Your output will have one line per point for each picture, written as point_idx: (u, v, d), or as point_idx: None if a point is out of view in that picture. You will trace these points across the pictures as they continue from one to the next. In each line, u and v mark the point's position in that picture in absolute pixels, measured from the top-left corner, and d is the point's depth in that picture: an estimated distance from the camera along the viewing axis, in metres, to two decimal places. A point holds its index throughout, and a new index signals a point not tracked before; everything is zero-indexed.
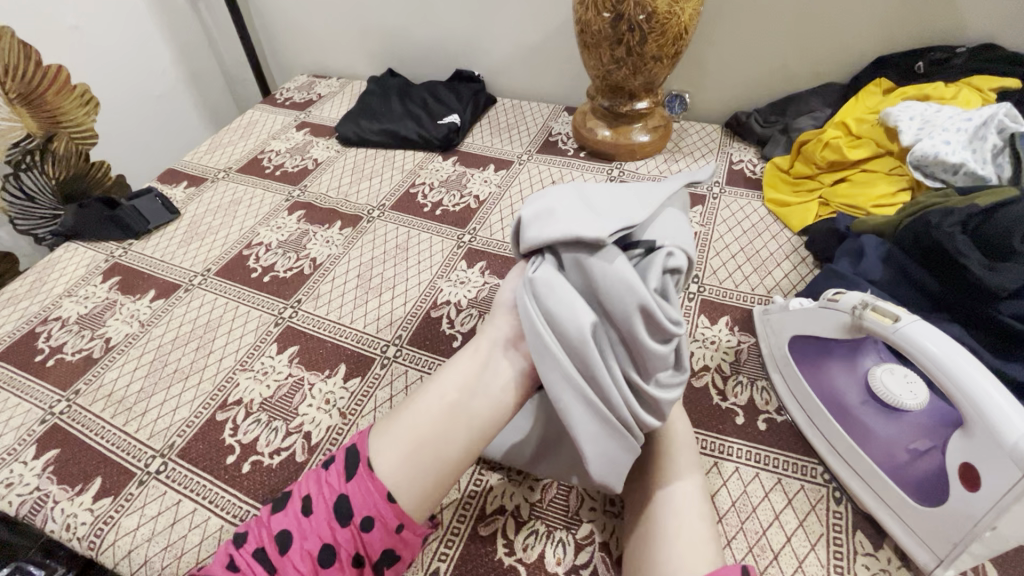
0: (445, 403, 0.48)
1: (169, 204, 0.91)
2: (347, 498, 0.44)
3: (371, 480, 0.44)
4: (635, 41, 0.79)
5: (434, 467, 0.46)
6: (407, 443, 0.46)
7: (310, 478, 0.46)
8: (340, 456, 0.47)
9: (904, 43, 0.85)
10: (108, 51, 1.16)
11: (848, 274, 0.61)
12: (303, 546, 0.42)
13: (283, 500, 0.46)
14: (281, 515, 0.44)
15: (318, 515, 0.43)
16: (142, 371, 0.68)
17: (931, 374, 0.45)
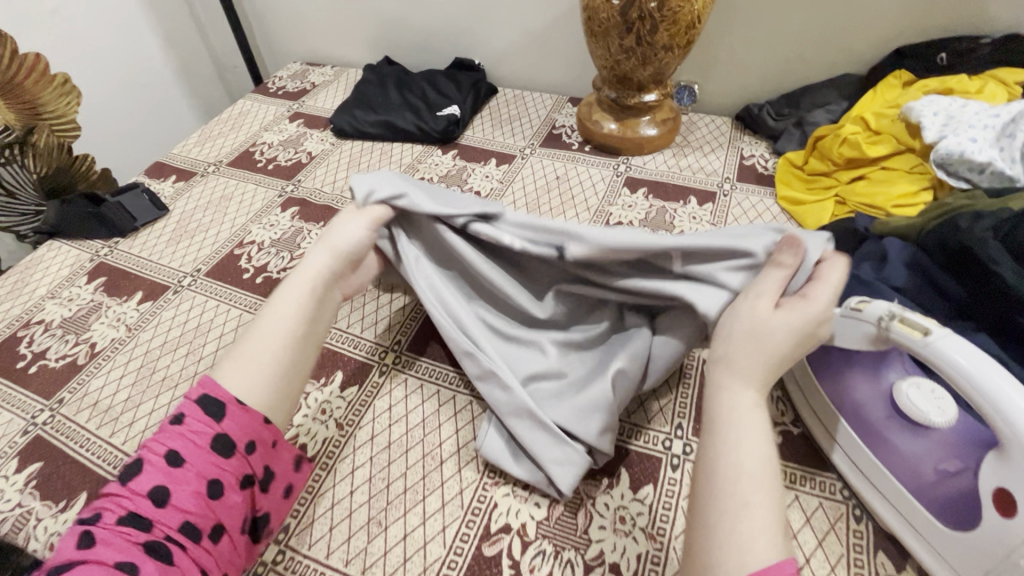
0: (291, 329, 0.51)
1: (157, 200, 0.87)
2: (226, 435, 0.45)
3: (244, 412, 0.46)
4: (646, 30, 0.75)
5: (279, 379, 0.49)
6: (260, 370, 0.48)
7: (164, 434, 0.44)
8: (193, 408, 0.45)
9: (926, 33, 0.82)
10: (88, 34, 1.11)
11: (871, 279, 0.58)
12: (185, 489, 0.42)
13: (135, 464, 0.42)
14: (144, 475, 0.42)
15: (194, 459, 0.43)
16: (129, 378, 0.65)
17: (966, 393, 0.43)
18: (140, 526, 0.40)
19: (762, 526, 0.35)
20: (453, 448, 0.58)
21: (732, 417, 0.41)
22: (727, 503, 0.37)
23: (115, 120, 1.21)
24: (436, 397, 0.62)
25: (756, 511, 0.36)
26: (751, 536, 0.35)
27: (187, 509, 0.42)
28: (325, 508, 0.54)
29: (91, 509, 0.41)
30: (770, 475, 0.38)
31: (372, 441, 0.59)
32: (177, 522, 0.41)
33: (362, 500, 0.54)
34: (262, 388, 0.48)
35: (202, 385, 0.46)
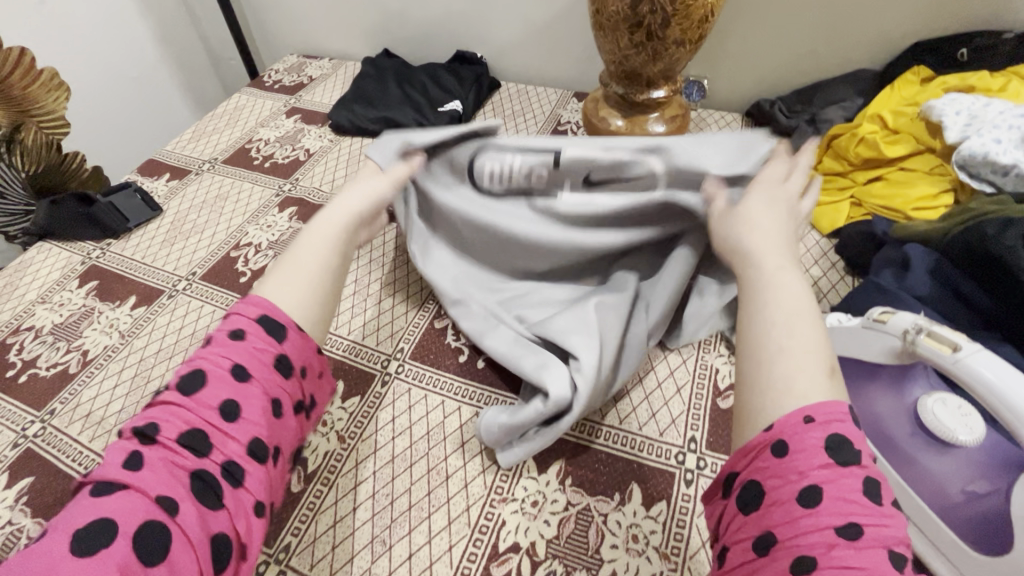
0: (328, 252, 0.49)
1: (150, 200, 0.85)
2: (287, 356, 0.42)
3: (303, 336, 0.44)
4: (657, 24, 0.72)
5: (317, 294, 0.47)
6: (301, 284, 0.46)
7: (221, 348, 0.40)
8: (254, 326, 0.42)
9: (946, 26, 0.79)
10: (75, 24, 1.07)
11: (892, 288, 0.56)
12: (251, 408, 0.39)
13: (192, 378, 0.39)
14: (206, 389, 0.39)
15: (259, 375, 0.40)
16: (123, 388, 0.63)
17: (995, 410, 0.41)
18: (199, 449, 0.37)
19: (798, 368, 0.35)
20: (459, 462, 0.56)
21: (769, 278, 0.41)
22: (768, 347, 0.37)
23: (105, 115, 1.18)
24: (441, 408, 0.60)
25: (800, 349, 0.36)
26: (791, 373, 0.35)
27: (249, 432, 0.38)
28: (327, 525, 0.52)
29: (143, 419, 0.38)
30: (814, 320, 0.38)
31: (375, 454, 0.57)
32: (239, 444, 0.38)
33: (365, 517, 0.52)
34: (305, 302, 0.46)
35: (252, 300, 0.43)
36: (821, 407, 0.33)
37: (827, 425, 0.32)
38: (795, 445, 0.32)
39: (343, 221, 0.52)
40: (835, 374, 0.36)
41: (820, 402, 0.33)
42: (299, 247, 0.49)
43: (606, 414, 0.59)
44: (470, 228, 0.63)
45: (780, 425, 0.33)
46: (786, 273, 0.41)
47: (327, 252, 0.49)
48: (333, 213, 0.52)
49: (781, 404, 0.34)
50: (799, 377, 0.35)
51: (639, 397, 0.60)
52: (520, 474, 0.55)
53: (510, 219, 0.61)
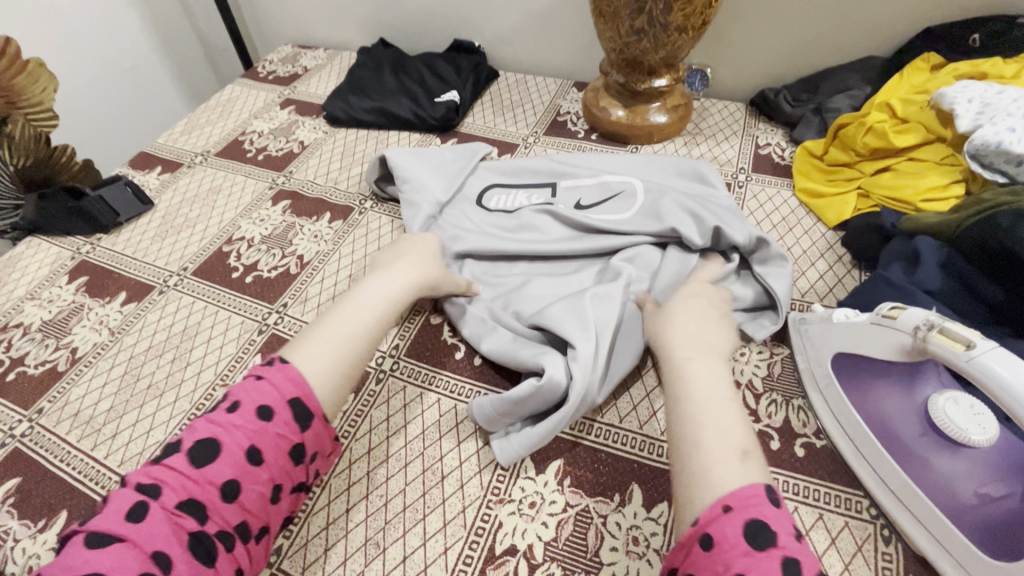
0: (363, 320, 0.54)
1: (141, 194, 0.83)
2: (303, 446, 0.47)
3: (324, 425, 0.48)
4: (659, 10, 0.70)
5: (341, 367, 0.51)
6: (329, 352, 0.51)
7: (245, 422, 0.45)
8: (283, 408, 0.47)
9: (958, 11, 0.76)
10: (63, 14, 1.04)
11: (901, 282, 0.54)
12: (252, 491, 0.44)
13: (210, 447, 0.44)
14: (217, 464, 0.44)
15: (271, 459, 0.45)
16: (112, 387, 0.62)
17: (1005, 406, 0.39)
18: (198, 519, 0.42)
19: (712, 462, 0.42)
20: (456, 462, 0.55)
21: (685, 369, 0.49)
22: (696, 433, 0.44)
23: (97, 108, 1.16)
24: (437, 406, 0.59)
25: (718, 439, 0.43)
26: (710, 462, 0.42)
27: (243, 511, 0.44)
28: (320, 527, 0.51)
29: (151, 475, 0.43)
30: (728, 406, 0.46)
31: (370, 454, 0.55)
32: (233, 521, 0.43)
33: (359, 519, 0.51)
34: (334, 371, 0.50)
35: (286, 371, 0.48)
36: (737, 495, 0.39)
37: (744, 511, 0.38)
38: (718, 537, 0.37)
39: (372, 308, 0.56)
40: (746, 457, 0.42)
41: (734, 491, 0.39)
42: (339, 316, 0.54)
43: (606, 413, 0.58)
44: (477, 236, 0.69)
45: (704, 518, 0.39)
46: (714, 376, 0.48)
47: (358, 327, 0.54)
48: (379, 288, 0.58)
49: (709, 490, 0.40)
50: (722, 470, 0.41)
51: (639, 394, 0.59)
52: (517, 474, 0.53)
53: (514, 226, 0.71)
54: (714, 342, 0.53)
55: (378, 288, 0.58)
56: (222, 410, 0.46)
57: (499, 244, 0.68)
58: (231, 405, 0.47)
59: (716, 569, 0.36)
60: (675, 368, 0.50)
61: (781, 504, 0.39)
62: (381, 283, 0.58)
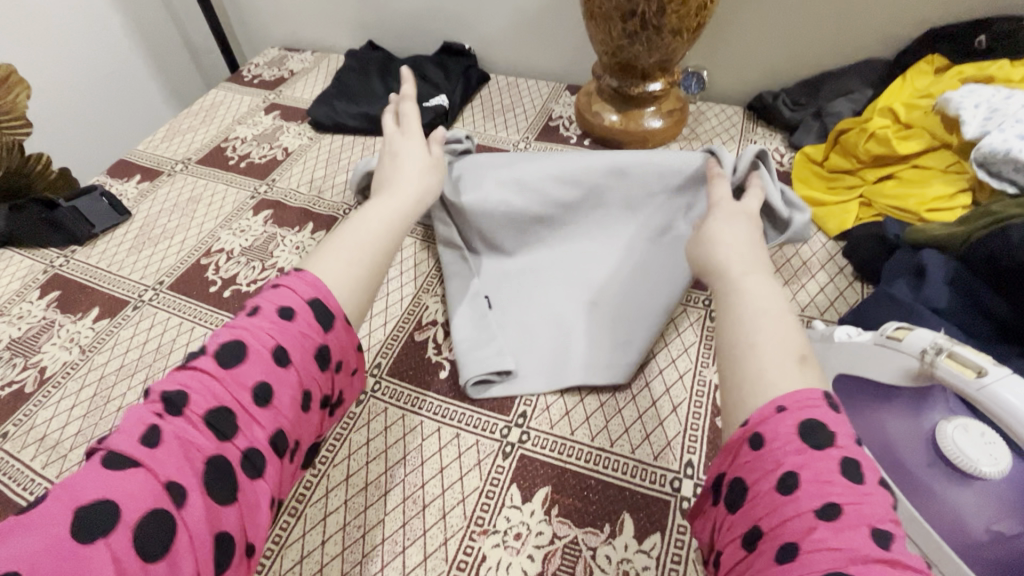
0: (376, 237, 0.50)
1: (118, 204, 0.80)
2: (327, 349, 0.42)
3: (346, 330, 0.44)
4: (652, 12, 0.67)
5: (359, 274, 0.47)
6: (352, 255, 0.48)
7: (268, 323, 0.40)
8: (305, 309, 0.42)
9: (963, 12, 0.73)
10: (41, 16, 1.01)
11: (906, 299, 0.51)
12: (282, 398, 0.39)
13: (232, 351, 0.39)
14: (245, 367, 0.38)
15: (299, 362, 0.40)
16: (81, 409, 0.59)
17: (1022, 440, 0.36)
18: (217, 432, 0.36)
19: (769, 370, 0.36)
20: (438, 489, 0.52)
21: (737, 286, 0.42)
22: (745, 340, 0.38)
23: (79, 113, 1.13)
24: (419, 429, 0.56)
25: (771, 342, 0.37)
26: (765, 368, 0.36)
27: (275, 419, 0.38)
28: (294, 561, 0.48)
29: (174, 383, 0.37)
30: (785, 317, 0.39)
31: (348, 481, 0.53)
32: (262, 433, 0.37)
33: (335, 551, 0.49)
34: (355, 283, 0.46)
35: (303, 277, 0.43)
36: (794, 396, 0.33)
37: (800, 410, 0.32)
38: (769, 436, 0.32)
39: (380, 226, 0.52)
40: (806, 362, 0.36)
41: (792, 393, 0.34)
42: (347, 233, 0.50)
43: (596, 436, 0.55)
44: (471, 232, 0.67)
45: (754, 418, 0.34)
46: (759, 278, 0.43)
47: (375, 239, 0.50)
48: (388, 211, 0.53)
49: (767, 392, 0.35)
50: (783, 377, 0.35)
51: (631, 416, 0.56)
52: (502, 503, 0.51)
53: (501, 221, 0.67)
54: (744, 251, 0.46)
55: (386, 206, 0.54)
56: (243, 315, 0.41)
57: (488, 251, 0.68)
58: (253, 311, 0.42)
59: (769, 471, 0.31)
60: (728, 281, 0.44)
61: (840, 409, 0.34)
62: (390, 203, 0.55)
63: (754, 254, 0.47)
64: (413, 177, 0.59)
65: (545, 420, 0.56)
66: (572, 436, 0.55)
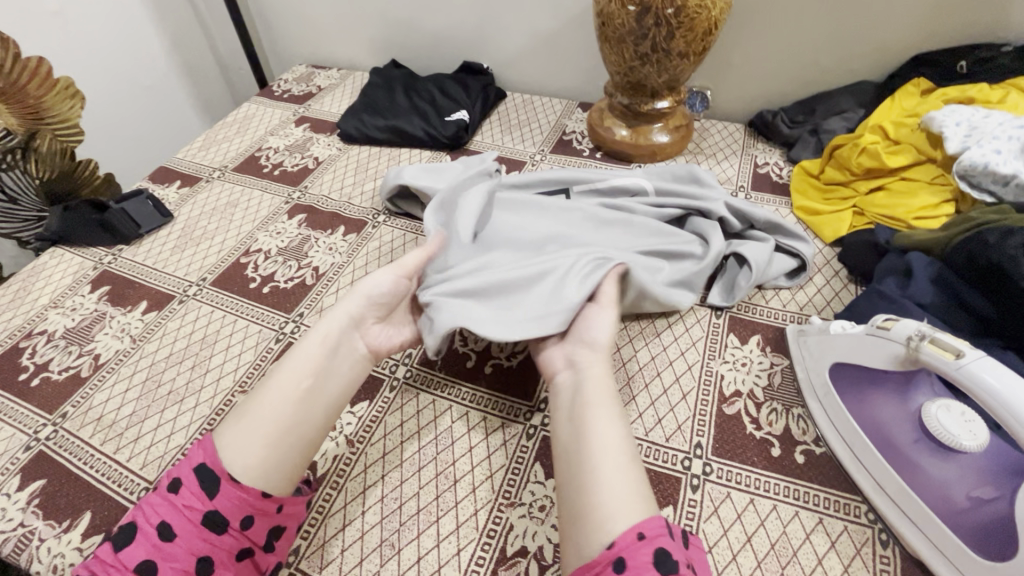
0: (294, 387, 0.53)
1: (162, 207, 0.85)
2: (216, 513, 0.46)
3: (234, 490, 0.47)
4: (662, 36, 0.74)
5: (274, 444, 0.50)
6: (267, 432, 0.50)
7: (161, 502, 0.47)
8: (188, 479, 0.47)
9: (945, 39, 0.80)
10: (88, 34, 1.08)
11: (894, 295, 0.56)
12: (170, 569, 0.44)
13: (128, 533, 0.45)
14: (132, 548, 0.44)
15: (183, 532, 0.45)
16: (134, 392, 0.64)
17: (996, 415, 0.41)
18: None
19: (625, 498, 0.44)
20: (468, 466, 0.57)
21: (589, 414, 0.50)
22: (593, 458, 0.47)
23: (118, 124, 1.19)
24: (450, 413, 0.61)
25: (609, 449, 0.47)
26: (617, 509, 0.43)
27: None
28: (337, 529, 0.53)
29: (83, 570, 0.44)
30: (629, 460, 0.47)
31: (384, 459, 0.57)
32: None
33: (374, 520, 0.53)
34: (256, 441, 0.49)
35: (200, 443, 0.49)
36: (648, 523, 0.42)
37: (654, 540, 0.41)
38: (628, 559, 0.40)
39: (302, 386, 0.54)
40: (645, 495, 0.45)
41: (645, 520, 0.42)
42: (267, 385, 0.53)
43: None
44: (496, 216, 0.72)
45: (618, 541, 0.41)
46: (597, 405, 0.51)
47: (289, 401, 0.52)
48: (307, 348, 0.56)
49: (613, 527, 0.42)
50: (624, 511, 0.43)
51: (645, 402, 0.61)
52: (527, 478, 0.55)
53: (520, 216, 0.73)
54: (591, 373, 0.54)
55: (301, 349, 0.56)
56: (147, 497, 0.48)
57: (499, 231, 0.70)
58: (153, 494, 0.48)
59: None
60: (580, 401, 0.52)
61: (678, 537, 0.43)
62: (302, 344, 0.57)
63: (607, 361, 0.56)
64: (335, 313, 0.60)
65: None
66: None
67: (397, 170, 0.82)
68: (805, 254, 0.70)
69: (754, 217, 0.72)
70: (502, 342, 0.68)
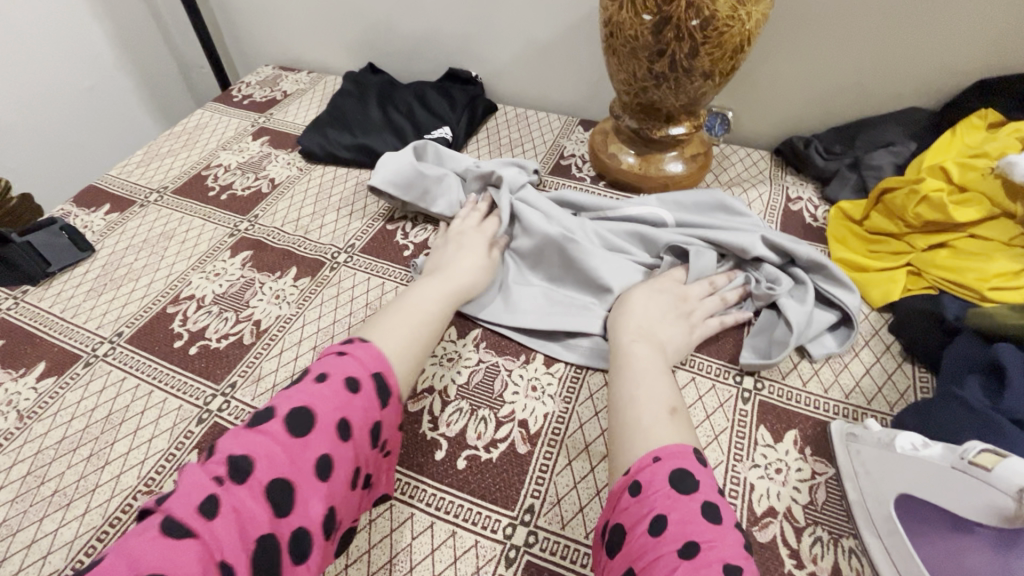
0: (431, 319, 0.56)
1: (79, 238, 0.72)
2: (380, 427, 0.46)
3: (396, 412, 0.47)
4: (683, 53, 0.61)
5: (414, 361, 0.52)
6: (409, 344, 0.52)
7: (336, 392, 0.44)
8: (368, 381, 0.46)
9: (1020, 62, 0.67)
10: (17, 29, 0.94)
11: (983, 407, 0.43)
12: (338, 467, 0.42)
13: (303, 416, 0.42)
14: (313, 435, 0.41)
15: (357, 437, 0.43)
16: (10, 492, 0.51)
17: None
18: (276, 500, 0.38)
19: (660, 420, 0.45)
20: None
21: (625, 356, 0.53)
22: (626, 377, 0.50)
23: (57, 130, 1.05)
24: (409, 524, 0.49)
25: (650, 400, 0.47)
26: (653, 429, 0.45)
27: (331, 494, 0.41)
28: None
29: (241, 445, 0.40)
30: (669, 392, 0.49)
31: None
32: (318, 508, 0.40)
33: None
34: (409, 353, 0.52)
35: (368, 349, 0.48)
36: (666, 449, 0.42)
37: (671, 461, 0.41)
38: (646, 483, 0.40)
39: (427, 310, 0.57)
40: (676, 415, 0.47)
41: (666, 446, 0.42)
42: (412, 304, 0.56)
43: None
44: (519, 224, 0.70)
45: (635, 468, 0.41)
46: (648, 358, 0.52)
47: (426, 326, 0.55)
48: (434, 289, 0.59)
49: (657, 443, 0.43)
50: (667, 435, 0.44)
51: None
52: None
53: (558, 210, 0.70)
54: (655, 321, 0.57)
55: (435, 283, 0.60)
56: (310, 379, 0.45)
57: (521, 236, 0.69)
58: (319, 376, 0.45)
59: (642, 516, 0.38)
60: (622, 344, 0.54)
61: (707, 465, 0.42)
62: (446, 284, 0.60)
63: (660, 324, 0.57)
64: (466, 262, 0.64)
65: (555, 518, 0.49)
66: (586, 540, 0.48)
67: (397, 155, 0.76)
68: (849, 306, 0.59)
69: (795, 253, 0.62)
70: (479, 424, 0.55)
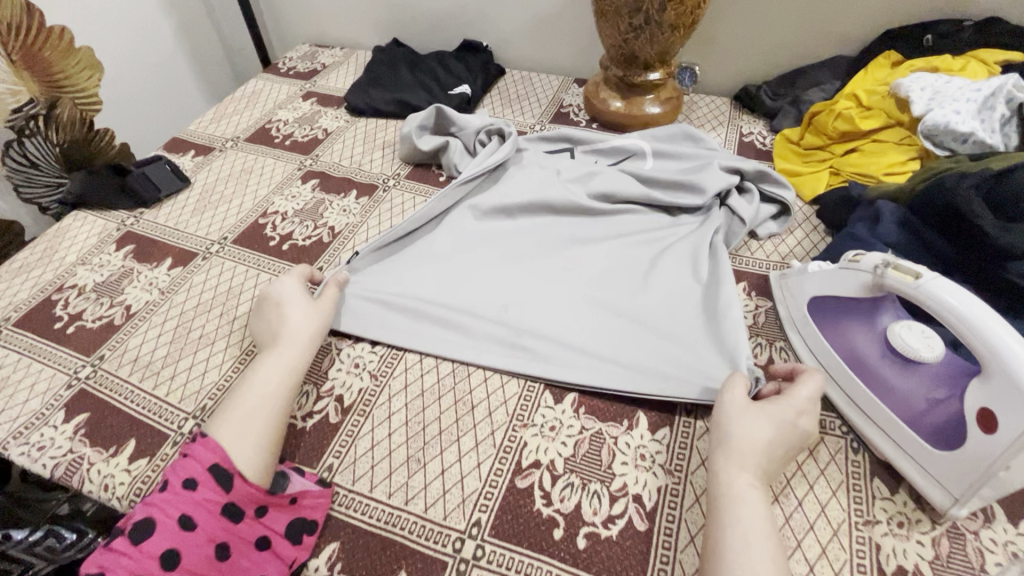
0: (270, 395, 0.55)
1: (179, 171, 0.90)
2: (234, 505, 0.49)
3: (252, 486, 0.50)
4: (655, 9, 0.80)
5: (260, 447, 0.52)
6: (251, 434, 0.52)
7: (175, 494, 0.47)
8: (206, 475, 0.49)
9: (913, 15, 0.87)
10: (102, 12, 1.12)
11: (865, 237, 0.63)
12: (192, 555, 0.45)
13: (143, 525, 0.46)
14: (153, 538, 0.45)
15: (203, 523, 0.47)
16: (166, 337, 0.68)
17: (959, 332, 0.47)
18: None
19: None
20: (484, 394, 0.62)
21: (733, 494, 0.47)
22: (725, 527, 0.45)
23: (127, 101, 1.23)
24: None
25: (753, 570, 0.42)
26: None
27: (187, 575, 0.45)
28: (366, 448, 0.58)
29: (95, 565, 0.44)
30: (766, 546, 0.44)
31: (406, 389, 0.62)
32: None
33: (400, 441, 0.58)
34: (249, 439, 0.52)
35: (207, 444, 0.50)
36: None
37: None
38: None
39: (260, 396, 0.55)
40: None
41: None
42: (246, 389, 0.55)
43: None
44: (445, 247, 0.76)
45: None
46: (739, 500, 0.47)
47: (260, 410, 0.54)
48: (273, 365, 0.57)
49: None
50: None
51: None
52: (539, 403, 0.61)
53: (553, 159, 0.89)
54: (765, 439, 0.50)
55: (275, 359, 0.58)
56: (155, 490, 0.48)
57: (453, 261, 0.74)
58: (162, 485, 0.49)
59: None
60: (729, 481, 0.48)
61: None
62: (279, 350, 0.59)
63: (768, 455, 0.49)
64: (297, 315, 0.62)
65: None
66: None
67: (410, 124, 0.91)
68: (785, 198, 0.78)
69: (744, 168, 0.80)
70: None
